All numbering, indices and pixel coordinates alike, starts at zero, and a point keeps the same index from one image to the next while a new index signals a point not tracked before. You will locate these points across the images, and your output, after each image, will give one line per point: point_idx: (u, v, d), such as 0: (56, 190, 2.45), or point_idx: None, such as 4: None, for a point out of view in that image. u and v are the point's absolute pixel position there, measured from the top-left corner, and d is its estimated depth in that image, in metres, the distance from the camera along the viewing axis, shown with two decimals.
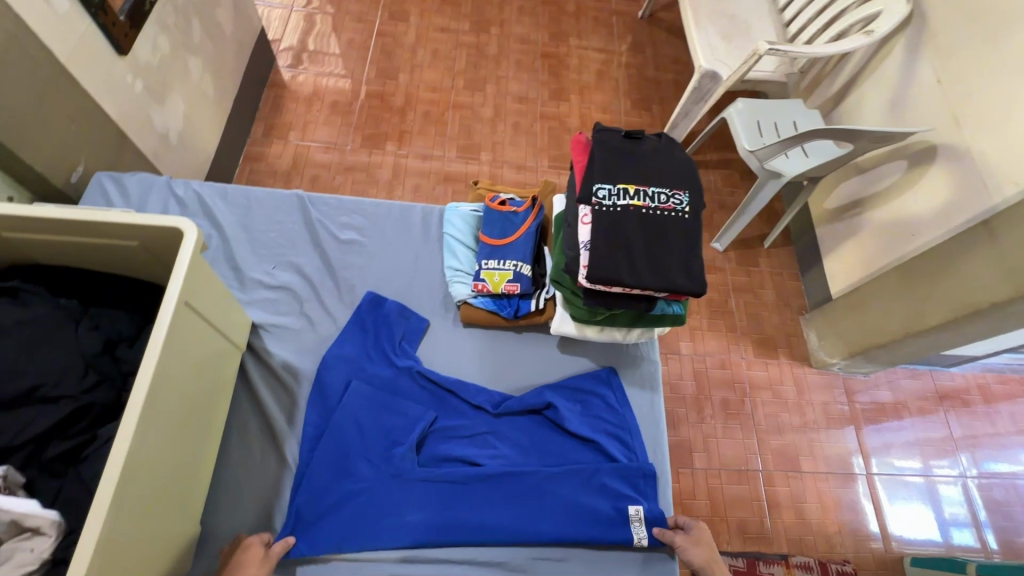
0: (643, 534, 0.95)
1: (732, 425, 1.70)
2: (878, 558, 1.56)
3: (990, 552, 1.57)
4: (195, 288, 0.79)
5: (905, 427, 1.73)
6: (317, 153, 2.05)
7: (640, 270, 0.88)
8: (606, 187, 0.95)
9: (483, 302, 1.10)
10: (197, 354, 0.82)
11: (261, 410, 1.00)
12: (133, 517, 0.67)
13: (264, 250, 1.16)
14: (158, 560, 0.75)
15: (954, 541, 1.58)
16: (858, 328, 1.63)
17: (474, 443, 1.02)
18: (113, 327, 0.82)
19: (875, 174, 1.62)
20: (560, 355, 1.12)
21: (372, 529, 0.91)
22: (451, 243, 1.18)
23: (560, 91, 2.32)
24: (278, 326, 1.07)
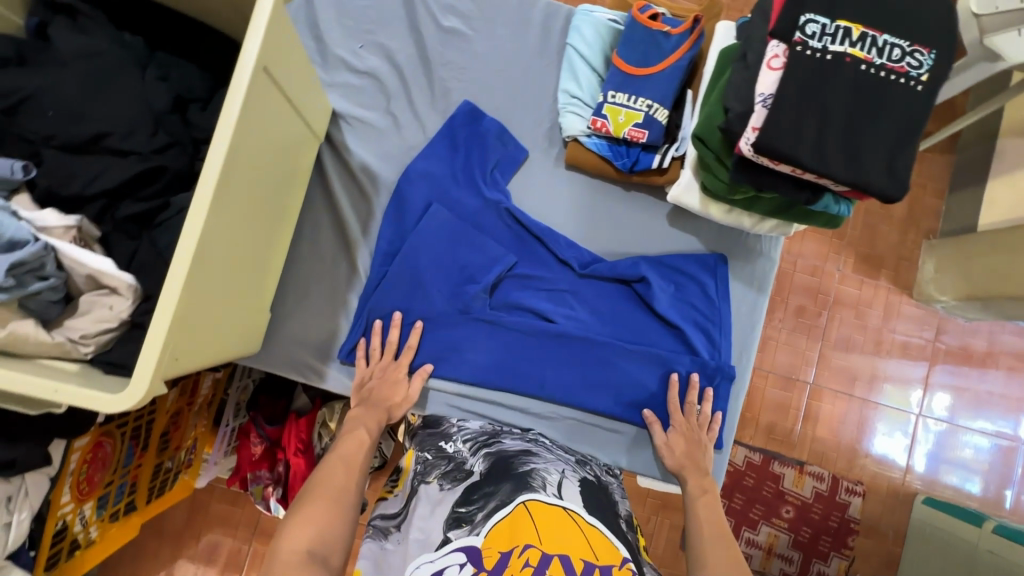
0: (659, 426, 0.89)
1: (800, 333, 1.52)
2: (890, 486, 1.48)
3: (999, 508, 1.47)
4: (275, 49, 0.64)
5: (986, 377, 1.50)
6: None
7: (827, 149, 0.67)
8: (819, 21, 0.67)
9: (596, 145, 0.91)
10: (275, 135, 0.71)
11: (335, 213, 0.92)
12: (205, 298, 0.63)
13: (351, 21, 0.96)
14: (231, 338, 0.75)
15: (953, 480, 1.48)
16: (987, 272, 1.30)
17: (551, 299, 0.94)
18: (184, 82, 0.70)
19: None
20: (667, 227, 0.96)
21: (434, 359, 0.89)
22: (573, 60, 0.95)
23: None
24: (359, 121, 0.93)
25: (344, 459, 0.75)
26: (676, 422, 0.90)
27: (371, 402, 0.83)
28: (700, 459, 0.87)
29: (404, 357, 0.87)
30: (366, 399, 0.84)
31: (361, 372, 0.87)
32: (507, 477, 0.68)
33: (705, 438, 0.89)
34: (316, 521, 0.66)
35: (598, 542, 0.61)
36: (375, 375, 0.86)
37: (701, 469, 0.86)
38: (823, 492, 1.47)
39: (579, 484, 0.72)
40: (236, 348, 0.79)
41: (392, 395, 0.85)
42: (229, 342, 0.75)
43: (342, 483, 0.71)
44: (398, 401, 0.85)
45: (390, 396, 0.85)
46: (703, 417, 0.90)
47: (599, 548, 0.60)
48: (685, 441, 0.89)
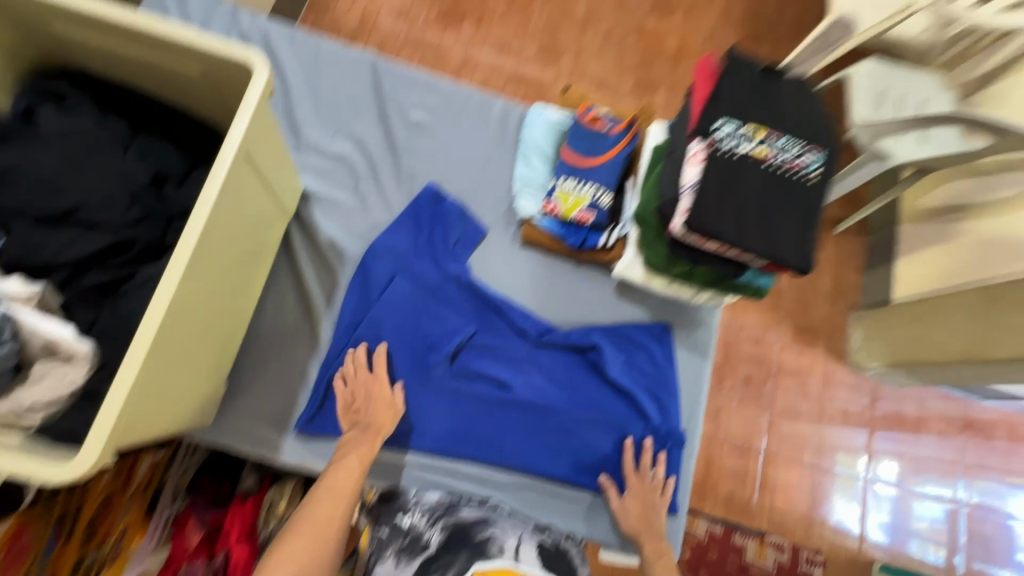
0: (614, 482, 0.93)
1: (749, 402, 1.63)
2: (848, 554, 1.52)
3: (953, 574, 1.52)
4: (256, 137, 0.71)
5: (919, 442, 1.61)
6: (384, 18, 1.86)
7: (746, 230, 0.77)
8: (729, 125, 0.81)
9: (549, 224, 1.00)
10: (248, 211, 0.76)
11: (301, 285, 0.95)
12: (166, 364, 0.64)
13: (325, 112, 1.05)
14: (188, 407, 0.75)
15: (907, 549, 1.53)
16: (913, 340, 1.51)
17: (509, 367, 0.97)
18: (163, 161, 0.75)
19: (996, 180, 1.36)
20: (616, 299, 1.04)
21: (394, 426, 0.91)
22: (526, 151, 1.06)
23: (664, 5, 2.04)
24: (329, 199, 1.00)
25: (333, 492, 0.75)
26: (631, 484, 0.92)
27: (362, 425, 0.84)
28: (654, 518, 0.89)
29: (380, 367, 0.89)
30: (357, 423, 0.85)
31: (341, 392, 0.87)
32: (467, 552, 0.70)
33: (658, 493, 0.91)
34: (298, 560, 0.67)
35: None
36: (359, 396, 0.87)
37: (654, 530, 0.88)
38: (784, 563, 1.49)
39: (535, 547, 0.75)
40: (190, 418, 0.77)
41: (384, 410, 0.86)
42: (186, 411, 0.75)
43: (326, 519, 0.72)
44: (386, 420, 0.85)
45: (380, 415, 0.86)
46: (656, 478, 0.92)
47: None
48: (640, 502, 0.91)
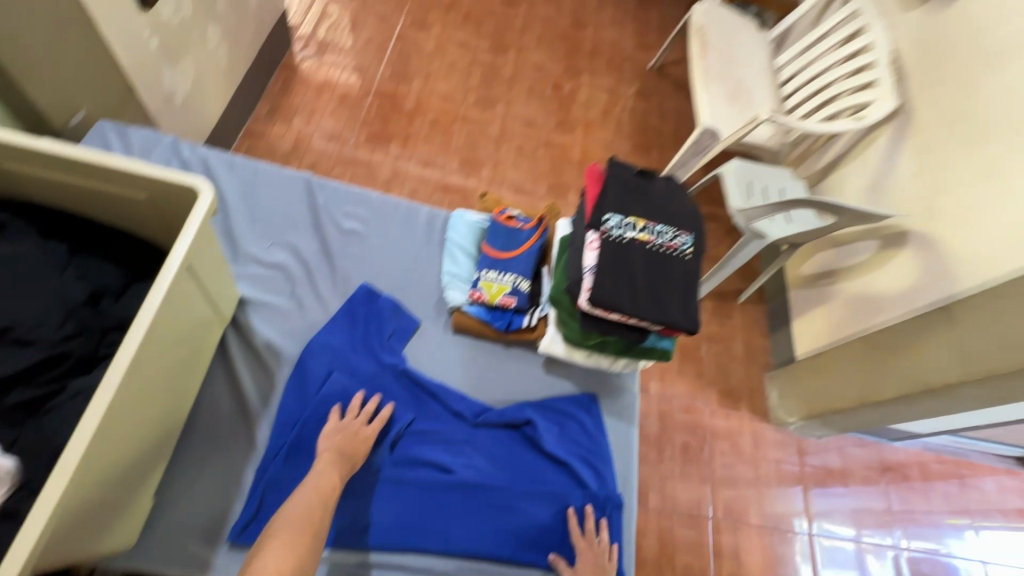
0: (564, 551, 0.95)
1: (689, 468, 1.80)
2: None
3: None
4: (198, 251, 0.78)
5: (847, 494, 1.86)
6: (318, 142, 2.06)
7: (640, 300, 0.91)
8: (616, 217, 0.98)
9: (476, 311, 1.10)
10: (187, 321, 0.81)
11: (236, 389, 0.96)
12: (90, 475, 0.64)
13: (262, 225, 1.14)
14: (109, 522, 0.73)
15: None
16: (819, 393, 1.78)
17: (449, 450, 1.01)
18: (100, 277, 0.78)
19: (850, 249, 1.81)
20: (545, 375, 1.13)
21: (336, 522, 0.91)
22: (452, 248, 1.19)
23: (566, 122, 2.40)
24: (265, 304, 1.05)
25: (319, 495, 0.79)
26: (581, 549, 0.94)
27: (342, 449, 0.89)
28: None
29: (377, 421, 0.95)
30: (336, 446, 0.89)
31: (335, 420, 0.92)
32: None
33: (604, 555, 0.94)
34: (293, 553, 0.70)
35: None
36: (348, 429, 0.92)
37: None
38: None
39: None
40: (110, 537, 0.74)
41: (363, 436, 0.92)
42: (107, 527, 0.73)
43: (313, 518, 0.75)
44: (361, 452, 0.90)
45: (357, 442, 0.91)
46: (601, 542, 0.95)
47: None
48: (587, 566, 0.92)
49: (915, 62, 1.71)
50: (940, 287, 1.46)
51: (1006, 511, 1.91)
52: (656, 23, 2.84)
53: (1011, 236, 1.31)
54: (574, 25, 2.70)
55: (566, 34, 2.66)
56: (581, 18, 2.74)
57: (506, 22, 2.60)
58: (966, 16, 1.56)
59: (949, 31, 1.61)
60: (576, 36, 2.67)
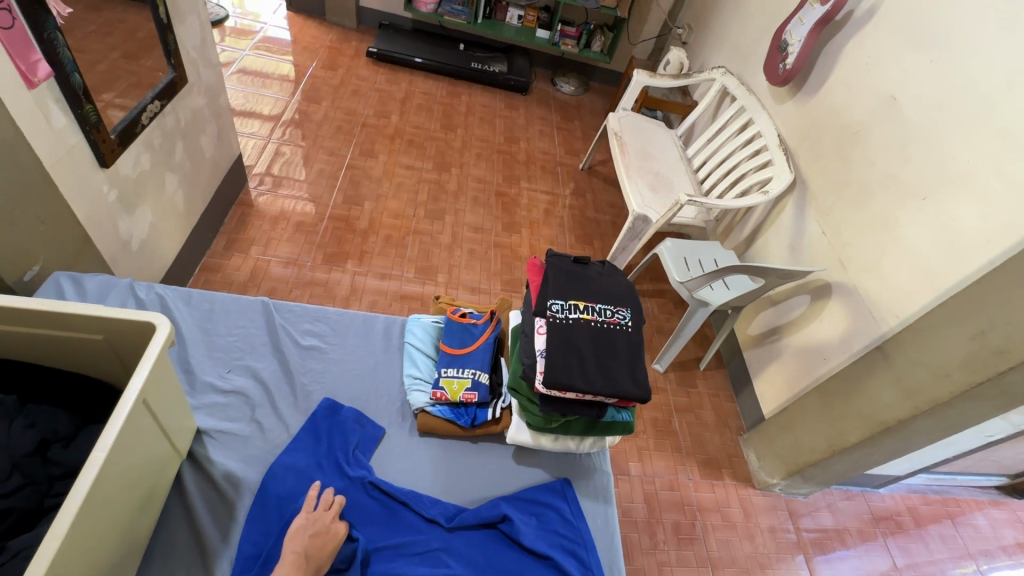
0: None
1: (685, 551, 1.73)
2: None
3: None
4: (155, 385, 0.80)
5: (851, 556, 1.82)
6: (275, 268, 2.13)
7: (592, 376, 0.96)
8: (559, 301, 1.06)
9: (440, 410, 1.12)
10: (142, 458, 0.79)
11: (193, 528, 0.91)
12: None
13: (220, 353, 1.15)
14: None
15: None
16: (791, 448, 1.80)
17: (425, 562, 0.96)
18: (51, 425, 0.77)
19: (787, 306, 1.97)
20: (517, 465, 1.13)
21: None
22: (411, 352, 1.23)
23: (512, 224, 2.59)
24: (224, 433, 1.03)
25: None
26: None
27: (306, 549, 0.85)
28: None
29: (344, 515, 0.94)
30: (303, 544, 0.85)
31: (304, 513, 0.91)
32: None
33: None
34: None
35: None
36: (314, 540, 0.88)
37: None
38: None
39: None
40: None
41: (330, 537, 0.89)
42: None
43: None
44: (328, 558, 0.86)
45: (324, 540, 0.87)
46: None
47: None
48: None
49: (798, 143, 2.01)
50: (871, 329, 1.60)
51: (1003, 545, 1.90)
52: (580, 133, 3.22)
53: (914, 276, 1.48)
54: (508, 141, 3.03)
55: (501, 148, 2.97)
56: (513, 134, 3.08)
57: (446, 144, 2.89)
58: (827, 103, 1.88)
59: (818, 116, 1.92)
60: (511, 150, 2.98)
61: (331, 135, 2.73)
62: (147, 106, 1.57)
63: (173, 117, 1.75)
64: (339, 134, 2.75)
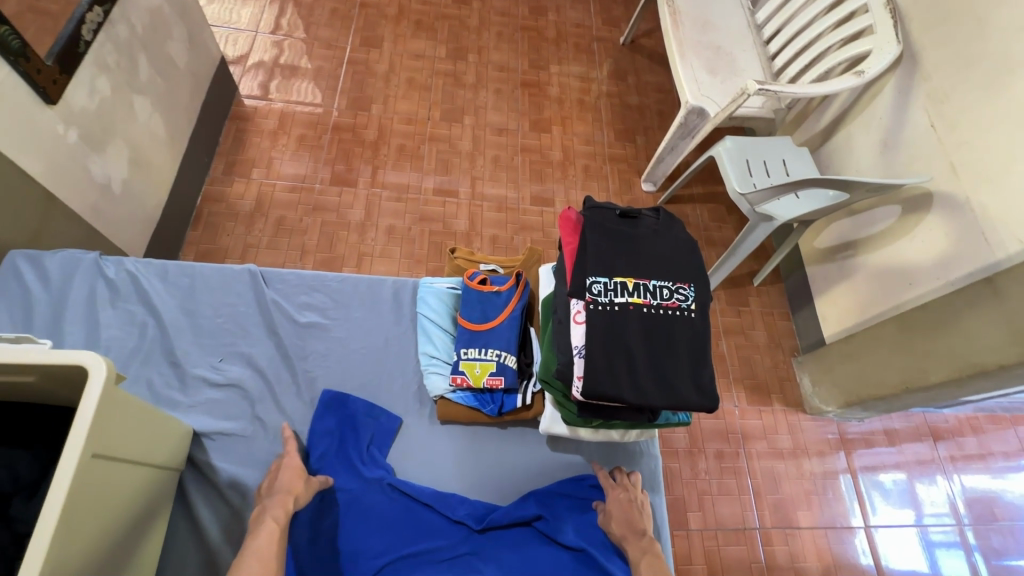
0: None
1: (727, 479, 1.66)
2: None
3: None
4: (109, 432, 0.65)
5: (895, 453, 1.72)
6: (281, 192, 1.92)
7: (641, 381, 0.77)
8: (601, 280, 0.83)
9: (462, 397, 0.98)
10: (113, 505, 0.68)
11: (202, 540, 0.86)
12: None
13: (210, 338, 1.01)
14: None
15: (940, 566, 1.59)
16: (854, 378, 1.61)
17: (454, 567, 0.88)
18: (7, 473, 0.68)
19: (869, 217, 1.63)
20: (551, 452, 1.01)
21: None
22: (425, 326, 1.05)
23: (542, 121, 2.22)
24: (223, 433, 0.93)
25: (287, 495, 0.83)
26: (608, 490, 0.93)
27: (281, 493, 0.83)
28: (637, 520, 0.88)
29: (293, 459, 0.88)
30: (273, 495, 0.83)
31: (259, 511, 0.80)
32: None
33: (636, 496, 0.92)
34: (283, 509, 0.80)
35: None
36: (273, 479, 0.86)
37: (638, 530, 0.86)
38: None
39: None
40: None
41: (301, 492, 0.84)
42: None
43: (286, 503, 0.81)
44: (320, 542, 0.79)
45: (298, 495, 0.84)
46: (634, 483, 0.94)
47: None
48: (620, 506, 0.90)
49: (914, 0, 1.50)
50: (980, 254, 1.29)
51: None
52: None
53: None
54: (535, 13, 2.50)
55: (527, 24, 2.46)
56: (540, 4, 2.53)
57: (460, 24, 2.40)
58: None
59: None
60: (537, 25, 2.47)
61: (326, 21, 2.30)
62: (86, 14, 1.26)
63: (125, 23, 1.43)
64: (336, 19, 2.31)
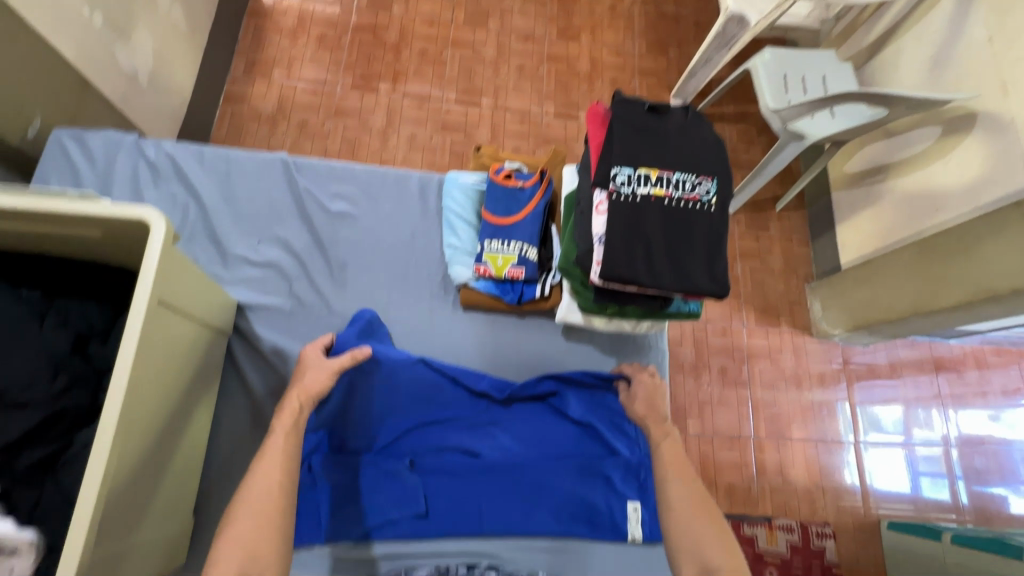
0: (610, 506, 0.97)
1: (728, 392, 1.75)
2: (854, 514, 1.65)
3: (959, 504, 1.68)
4: (168, 283, 0.71)
5: (896, 387, 1.78)
6: (302, 95, 1.90)
7: (659, 267, 0.81)
8: (626, 170, 0.85)
9: (485, 286, 1.03)
10: (175, 351, 0.76)
11: (252, 396, 0.96)
12: (101, 531, 0.63)
13: (248, 222, 1.06)
14: (147, 544, 0.75)
15: (920, 491, 1.68)
16: (864, 302, 1.64)
17: (476, 432, 1.01)
18: (83, 320, 0.76)
19: (906, 139, 1.57)
20: (565, 343, 1.07)
21: (377, 503, 0.93)
22: (450, 219, 1.09)
23: (570, 29, 2.11)
24: (265, 307, 1.01)
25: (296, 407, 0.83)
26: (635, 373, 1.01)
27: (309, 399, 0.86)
28: (660, 405, 0.95)
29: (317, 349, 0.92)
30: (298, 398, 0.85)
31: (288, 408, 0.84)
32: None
33: (660, 382, 0.99)
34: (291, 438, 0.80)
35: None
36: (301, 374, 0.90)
37: (660, 415, 0.94)
38: (796, 543, 1.59)
39: None
40: (157, 559, 0.78)
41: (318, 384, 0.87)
42: (146, 550, 0.74)
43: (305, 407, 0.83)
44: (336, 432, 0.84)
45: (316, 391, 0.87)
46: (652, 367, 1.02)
47: None
48: (645, 389, 0.98)
49: None
50: (1013, 178, 1.26)
51: None
52: None
53: None
54: None
55: None
56: None
57: None
58: None
59: None
60: None
61: None
62: None
63: None
64: None
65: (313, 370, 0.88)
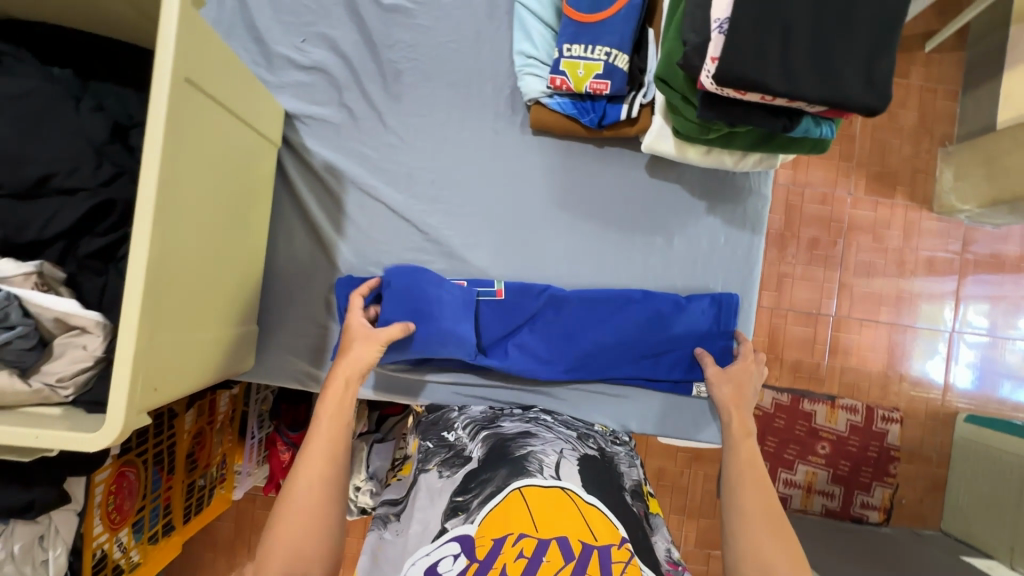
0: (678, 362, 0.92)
1: (816, 268, 1.44)
2: (930, 407, 1.44)
3: None
4: (196, 57, 0.60)
5: (1020, 285, 1.44)
6: None
7: (798, 67, 0.62)
8: None
9: (560, 105, 0.87)
10: (216, 146, 0.68)
11: (305, 213, 0.92)
12: (165, 325, 0.61)
13: (289, 16, 0.92)
14: (214, 345, 0.75)
15: (998, 393, 1.43)
16: (1009, 167, 1.19)
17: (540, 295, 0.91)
18: (121, 108, 0.70)
19: None
20: (648, 177, 0.93)
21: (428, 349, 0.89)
22: (523, 18, 0.90)
23: None
24: (315, 119, 0.91)
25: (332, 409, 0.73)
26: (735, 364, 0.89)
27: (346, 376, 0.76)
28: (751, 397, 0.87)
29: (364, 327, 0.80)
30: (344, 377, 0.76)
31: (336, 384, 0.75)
32: (511, 476, 0.63)
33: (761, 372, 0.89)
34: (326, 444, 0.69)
35: (597, 523, 0.58)
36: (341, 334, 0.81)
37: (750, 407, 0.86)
38: (857, 424, 1.40)
39: (577, 463, 0.69)
40: (228, 359, 0.80)
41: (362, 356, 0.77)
42: (213, 351, 0.75)
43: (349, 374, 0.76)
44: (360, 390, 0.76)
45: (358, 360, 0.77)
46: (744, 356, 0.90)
47: (599, 531, 0.57)
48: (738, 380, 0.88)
49: None
50: None
51: None
52: None
53: None
54: None
55: None
56: None
57: None
58: None
59: None
60: None
61: None
62: None
63: None
64: None
65: (361, 342, 0.78)
